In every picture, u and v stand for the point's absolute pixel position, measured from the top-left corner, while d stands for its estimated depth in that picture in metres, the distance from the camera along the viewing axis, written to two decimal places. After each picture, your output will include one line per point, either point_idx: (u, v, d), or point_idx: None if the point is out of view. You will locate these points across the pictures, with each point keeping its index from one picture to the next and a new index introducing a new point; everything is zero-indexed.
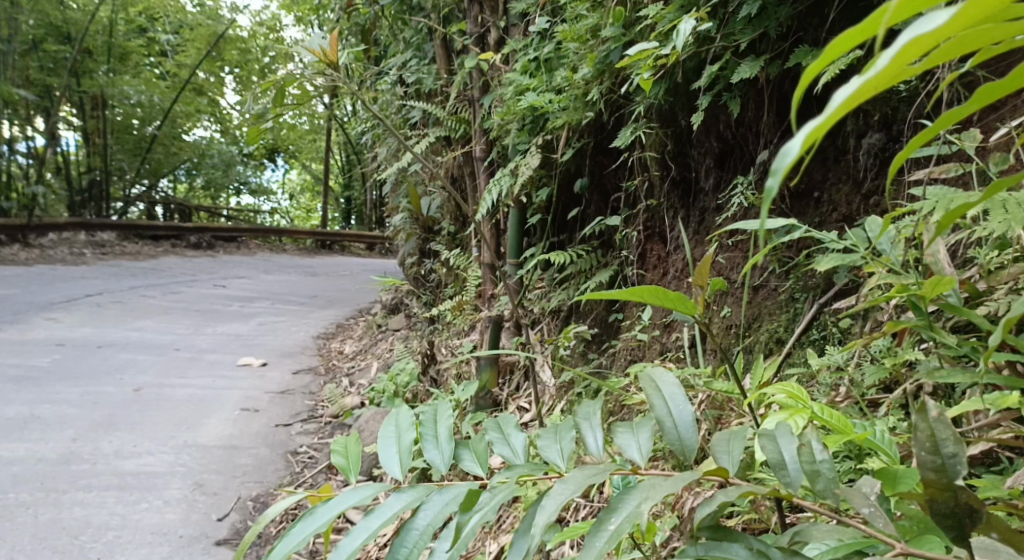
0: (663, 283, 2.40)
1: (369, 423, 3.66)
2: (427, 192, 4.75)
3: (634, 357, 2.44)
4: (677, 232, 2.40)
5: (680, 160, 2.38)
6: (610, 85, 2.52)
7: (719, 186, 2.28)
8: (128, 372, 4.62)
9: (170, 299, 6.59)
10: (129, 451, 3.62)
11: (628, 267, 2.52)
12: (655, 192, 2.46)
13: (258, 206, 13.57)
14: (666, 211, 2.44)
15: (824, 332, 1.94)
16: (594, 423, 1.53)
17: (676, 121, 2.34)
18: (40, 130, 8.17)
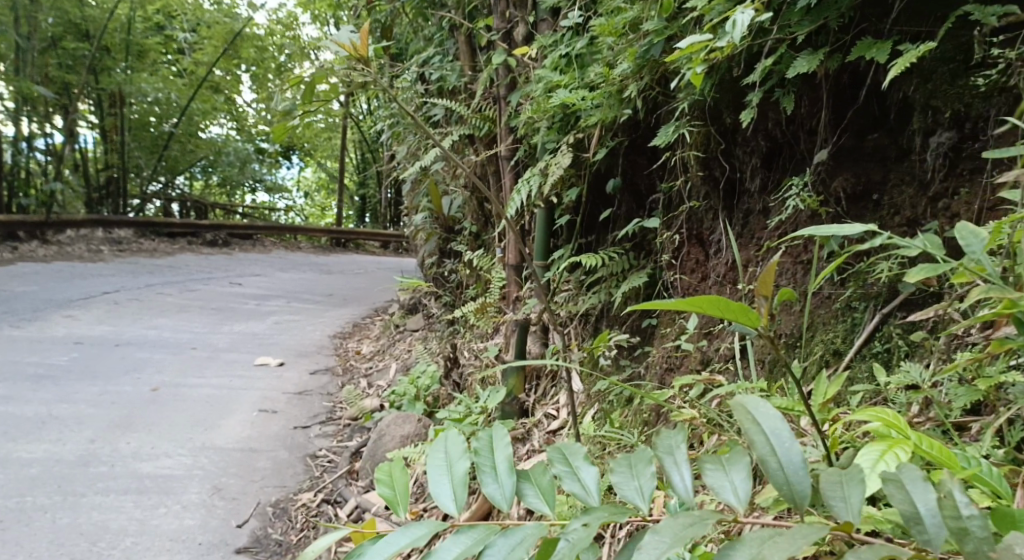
0: (704, 287, 2.31)
1: (391, 426, 3.57)
2: (448, 191, 4.66)
3: (672, 366, 2.35)
4: (718, 235, 2.30)
5: (723, 160, 2.29)
6: (652, 81, 2.41)
7: (766, 187, 2.20)
8: (145, 371, 4.55)
9: (186, 297, 6.53)
10: (146, 453, 3.55)
11: (666, 271, 2.42)
12: (695, 193, 2.36)
13: (272, 204, 13.51)
14: (708, 212, 2.34)
15: (888, 345, 1.89)
16: (678, 460, 1.47)
17: (721, 119, 2.25)
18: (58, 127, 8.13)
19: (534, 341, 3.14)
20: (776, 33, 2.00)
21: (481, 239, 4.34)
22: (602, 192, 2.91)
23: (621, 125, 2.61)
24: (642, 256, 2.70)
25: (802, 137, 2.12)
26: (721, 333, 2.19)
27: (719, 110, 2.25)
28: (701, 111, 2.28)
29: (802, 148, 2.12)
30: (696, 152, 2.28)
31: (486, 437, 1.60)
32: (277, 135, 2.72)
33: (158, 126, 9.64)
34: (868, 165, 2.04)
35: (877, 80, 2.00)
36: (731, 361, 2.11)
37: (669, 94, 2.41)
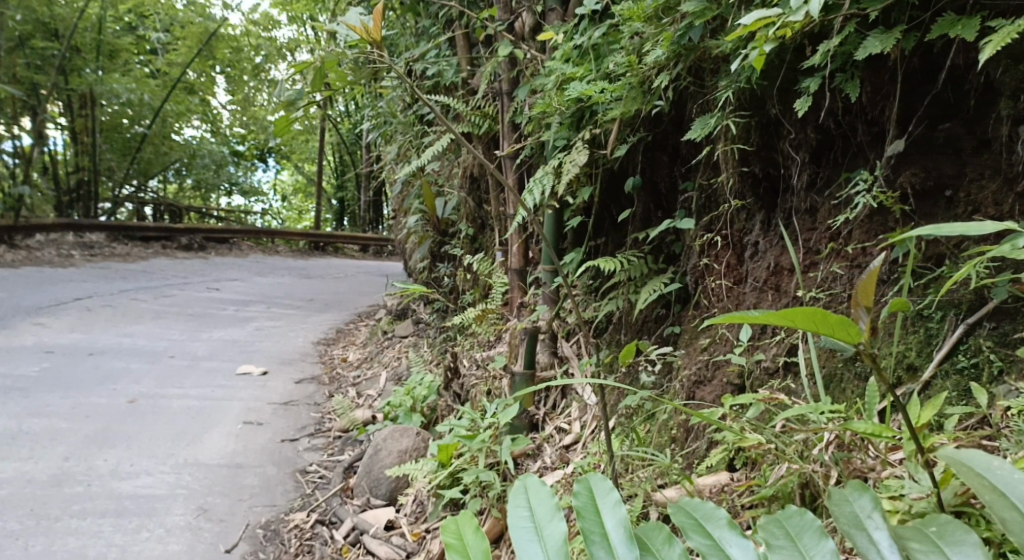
0: (744, 294, 2.15)
1: (388, 440, 3.36)
2: (442, 191, 4.46)
3: (702, 378, 2.16)
4: (755, 237, 2.16)
5: (766, 155, 2.13)
6: (685, 69, 2.25)
7: (815, 184, 2.05)
8: (122, 382, 4.31)
9: (162, 303, 6.28)
10: (126, 471, 3.32)
11: (703, 276, 2.26)
12: (734, 191, 2.20)
13: (248, 207, 13.20)
14: (749, 212, 2.18)
15: (977, 360, 1.77)
16: (874, 539, 1.46)
17: (766, 109, 2.10)
18: (26, 128, 7.87)
19: (543, 351, 2.99)
20: (845, 9, 1.86)
21: (478, 242, 4.15)
22: (617, 192, 2.75)
23: (645, 119, 2.45)
24: (662, 261, 2.54)
25: (860, 128, 1.97)
26: (761, 343, 2.05)
27: (764, 100, 2.10)
28: (743, 101, 2.13)
29: (858, 141, 1.98)
30: (738, 144, 2.12)
31: (589, 498, 1.61)
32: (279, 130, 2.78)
33: (130, 127, 9.32)
34: (942, 159, 1.88)
35: (954, 62, 1.85)
36: (786, 377, 1.97)
37: (703, 84, 2.26)
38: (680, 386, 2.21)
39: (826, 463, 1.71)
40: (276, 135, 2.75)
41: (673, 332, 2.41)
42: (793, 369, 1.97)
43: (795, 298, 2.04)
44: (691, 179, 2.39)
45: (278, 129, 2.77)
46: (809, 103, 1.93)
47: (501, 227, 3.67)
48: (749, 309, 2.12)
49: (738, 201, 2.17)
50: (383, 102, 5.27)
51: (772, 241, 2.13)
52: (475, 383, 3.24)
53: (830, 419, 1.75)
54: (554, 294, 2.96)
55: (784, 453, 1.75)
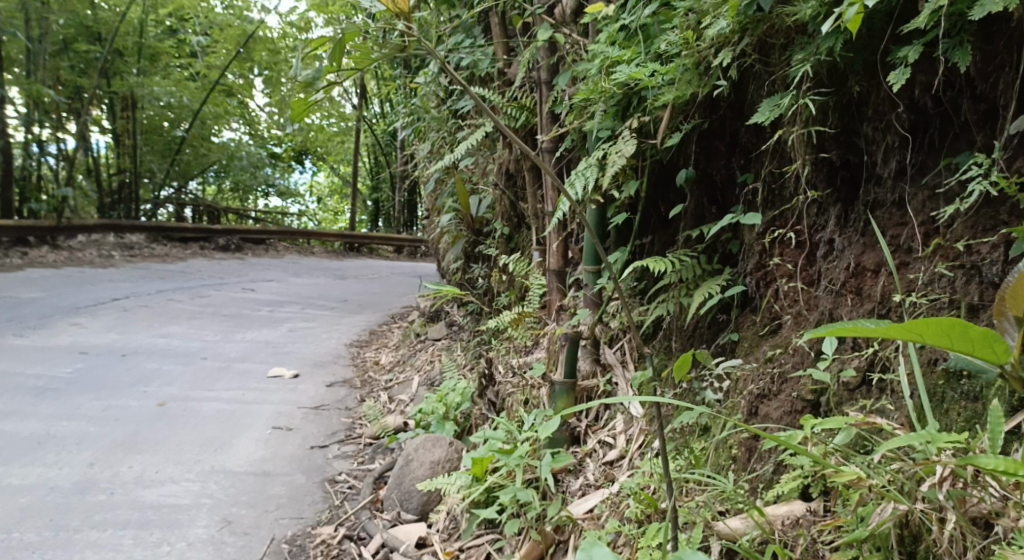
0: (819, 298, 1.92)
1: (419, 451, 3.17)
2: (477, 189, 4.26)
3: (767, 393, 1.93)
4: (829, 234, 1.94)
5: (844, 139, 1.91)
6: (752, 45, 2.03)
7: (906, 172, 1.82)
8: (153, 384, 4.17)
9: (197, 303, 6.16)
10: (149, 479, 3.16)
11: (773, 278, 2.04)
12: (808, 182, 1.97)
13: (285, 208, 13.11)
14: (824, 206, 1.95)
15: None
16: None
17: (848, 87, 1.87)
18: (70, 131, 7.78)
19: (584, 359, 2.79)
20: None
21: (514, 242, 3.94)
22: (667, 186, 2.53)
23: (701, 103, 2.23)
24: (717, 261, 2.32)
25: (964, 105, 1.74)
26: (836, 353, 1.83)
27: (845, 76, 1.88)
28: (821, 78, 1.90)
29: (960, 122, 1.75)
30: (815, 127, 1.89)
31: None
32: (295, 114, 2.53)
33: (169, 130, 9.25)
34: None
35: None
36: (884, 397, 1.73)
37: (769, 61, 2.03)
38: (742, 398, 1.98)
39: (943, 506, 1.48)
40: (294, 120, 2.51)
41: (730, 340, 2.20)
42: (885, 387, 1.74)
43: (882, 301, 1.80)
44: (754, 169, 2.17)
45: (294, 112, 2.51)
46: (908, 75, 1.70)
47: (539, 226, 3.47)
48: (824, 314, 1.89)
49: (812, 193, 1.94)
50: (419, 98, 5.08)
51: (851, 238, 1.89)
52: (512, 392, 3.02)
53: (941, 449, 1.52)
54: (596, 298, 2.77)
55: (883, 489, 1.54)
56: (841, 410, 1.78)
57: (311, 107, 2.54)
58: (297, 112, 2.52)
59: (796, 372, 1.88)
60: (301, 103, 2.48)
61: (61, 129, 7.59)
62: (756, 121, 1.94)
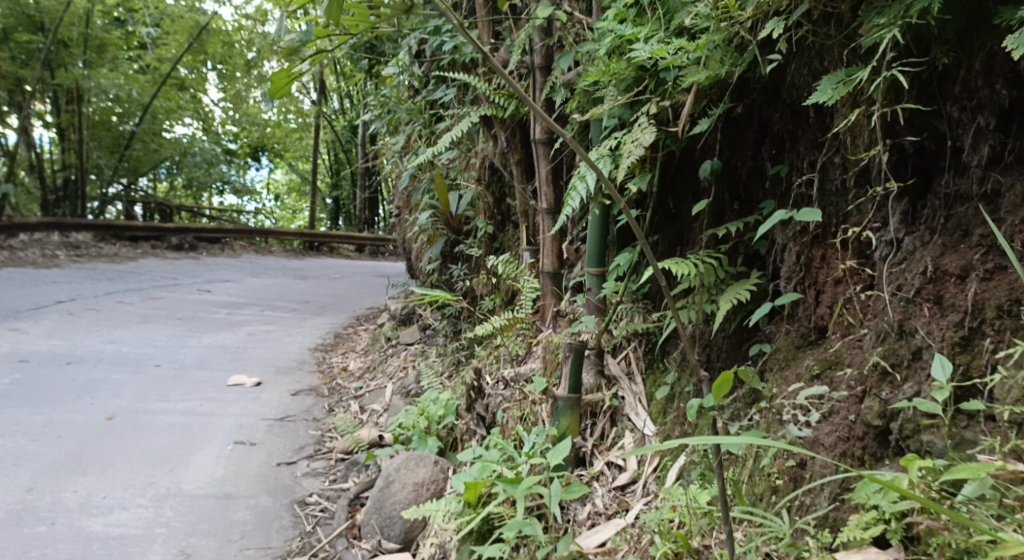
0: (889, 307, 1.69)
1: (400, 471, 2.87)
2: (456, 185, 3.98)
3: (825, 420, 1.69)
4: (892, 232, 1.72)
5: (923, 122, 1.69)
6: (809, 12, 1.79)
7: (999, 159, 1.60)
8: (101, 395, 3.81)
9: (149, 306, 5.77)
10: (96, 506, 2.83)
11: (833, 282, 1.82)
12: (876, 172, 1.74)
13: (241, 206, 12.62)
14: (893, 199, 1.73)
15: None
16: None
17: (932, 59, 1.64)
18: (12, 126, 7.43)
19: (588, 371, 2.54)
20: None
21: (498, 241, 3.68)
22: (681, 180, 2.29)
23: (734, 84, 1.99)
24: (741, 262, 2.09)
25: None
26: (908, 371, 1.62)
27: (930, 45, 1.65)
28: (906, 46, 1.67)
29: None
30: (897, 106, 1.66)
31: None
32: (275, 91, 2.36)
33: (119, 124, 8.77)
34: None
35: None
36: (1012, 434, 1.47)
37: (828, 32, 1.79)
38: (788, 423, 1.74)
39: None
40: (274, 96, 2.33)
41: (761, 352, 1.96)
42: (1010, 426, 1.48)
43: (972, 312, 1.58)
44: (794, 159, 1.95)
45: (275, 88, 2.35)
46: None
47: (529, 225, 3.21)
48: (893, 325, 1.67)
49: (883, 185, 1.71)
50: (390, 88, 4.77)
51: (923, 238, 1.69)
52: (507, 408, 2.75)
53: None
54: (601, 304, 2.52)
55: None
56: (919, 437, 1.56)
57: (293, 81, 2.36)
58: (276, 91, 2.36)
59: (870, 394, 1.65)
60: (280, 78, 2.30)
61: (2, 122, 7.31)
62: (819, 101, 1.69)
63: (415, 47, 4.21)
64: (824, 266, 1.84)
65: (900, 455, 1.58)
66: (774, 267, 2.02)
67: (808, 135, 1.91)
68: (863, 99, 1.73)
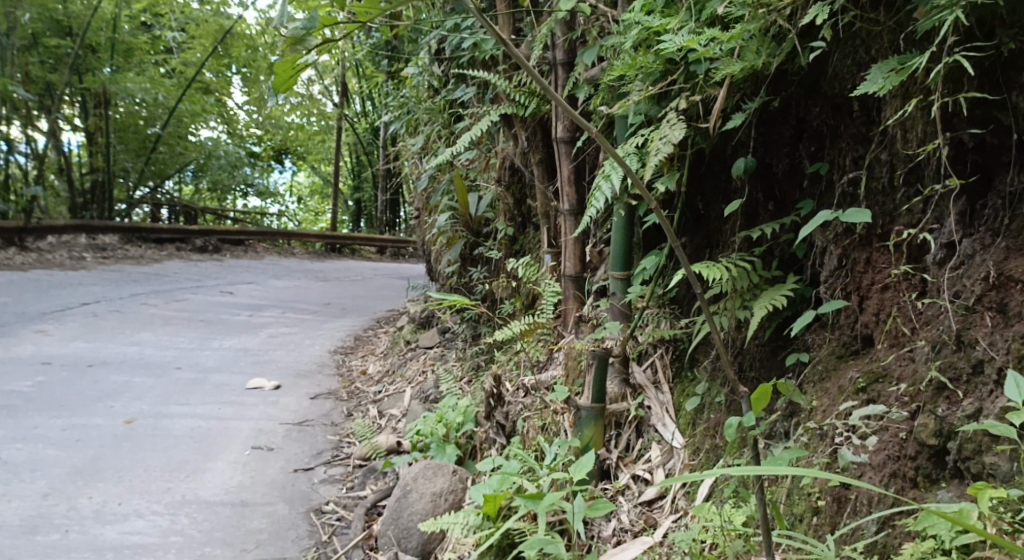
0: (944, 317, 1.57)
1: (418, 481, 2.77)
2: (475, 186, 3.88)
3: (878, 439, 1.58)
4: (947, 235, 1.60)
5: (985, 114, 1.57)
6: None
7: None
8: (120, 399, 3.75)
9: (171, 308, 5.72)
10: (111, 514, 2.75)
11: (881, 289, 1.70)
12: (932, 170, 1.63)
13: (265, 209, 12.58)
14: (949, 199, 1.61)
15: None
16: None
17: (998, 44, 1.53)
18: (41, 130, 7.33)
19: (613, 379, 2.42)
20: None
21: (518, 244, 3.57)
22: (711, 179, 2.18)
23: (771, 77, 1.88)
24: (776, 266, 1.98)
25: None
26: (967, 387, 1.50)
27: (995, 29, 1.53)
28: (969, 30, 1.55)
29: None
30: (959, 97, 1.54)
31: None
32: (280, 83, 2.38)
33: (145, 128, 8.74)
34: None
35: None
36: None
37: (877, 19, 1.68)
38: (839, 444, 1.63)
39: None
40: (278, 89, 2.35)
41: (798, 362, 1.86)
42: None
43: None
44: (833, 157, 1.83)
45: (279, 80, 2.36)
46: None
47: (550, 226, 3.09)
48: (949, 335, 1.55)
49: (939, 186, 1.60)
50: (411, 88, 4.68)
51: (983, 241, 1.56)
52: (527, 416, 2.64)
53: None
54: (626, 309, 2.40)
55: None
56: (981, 459, 1.45)
57: (297, 73, 2.36)
58: (281, 84, 2.39)
59: (925, 409, 1.53)
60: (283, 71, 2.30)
61: (33, 127, 7.27)
62: (869, 91, 1.58)
63: (436, 45, 4.11)
64: (868, 271, 1.73)
65: (958, 477, 1.47)
66: (813, 272, 1.90)
67: (850, 130, 1.79)
68: (917, 91, 1.61)
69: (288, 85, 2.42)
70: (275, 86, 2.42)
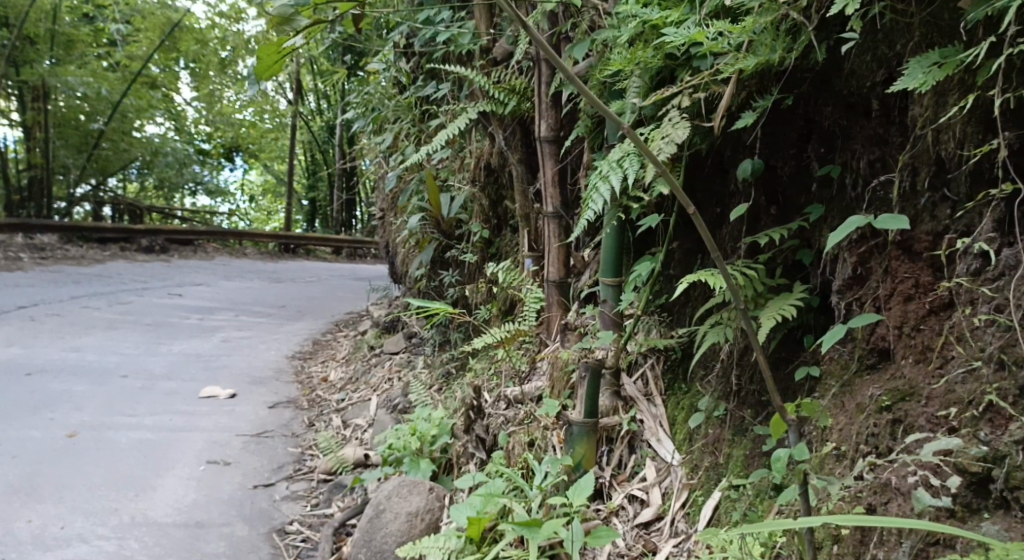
0: (983, 334, 1.47)
1: (392, 500, 2.57)
2: (447, 186, 3.73)
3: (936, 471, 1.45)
4: (983, 242, 1.49)
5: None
6: None
7: None
8: (61, 409, 3.51)
9: (117, 311, 5.46)
10: (51, 538, 2.55)
11: (904, 300, 1.60)
12: (969, 178, 1.53)
13: (214, 208, 12.22)
14: (990, 207, 1.50)
15: None
16: None
17: None
18: None
19: (604, 391, 2.27)
20: None
21: (494, 247, 3.44)
22: (706, 183, 2.05)
23: (782, 73, 1.76)
24: (780, 275, 1.87)
25: None
26: (1014, 411, 1.40)
27: None
28: None
29: None
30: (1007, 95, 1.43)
31: None
32: (264, 70, 2.31)
33: (87, 123, 8.40)
34: None
35: None
36: None
37: (904, 13, 1.58)
38: (898, 476, 1.49)
39: None
40: (261, 74, 2.28)
41: (808, 376, 1.77)
42: None
43: None
44: (844, 159, 1.73)
45: (263, 64, 2.29)
46: None
47: (530, 230, 2.96)
48: (992, 354, 1.45)
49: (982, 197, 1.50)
50: (374, 84, 4.51)
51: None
52: (512, 431, 2.50)
53: None
54: (618, 318, 2.27)
55: None
56: None
57: (281, 59, 2.29)
58: (265, 69, 2.32)
59: (968, 434, 1.44)
60: (267, 54, 2.23)
61: None
62: (909, 87, 1.48)
63: (404, 39, 3.96)
64: (886, 280, 1.62)
65: (1003, 507, 1.39)
66: (821, 280, 1.79)
67: (865, 131, 1.69)
68: (962, 89, 1.51)
69: (273, 72, 2.35)
70: (259, 72, 2.35)
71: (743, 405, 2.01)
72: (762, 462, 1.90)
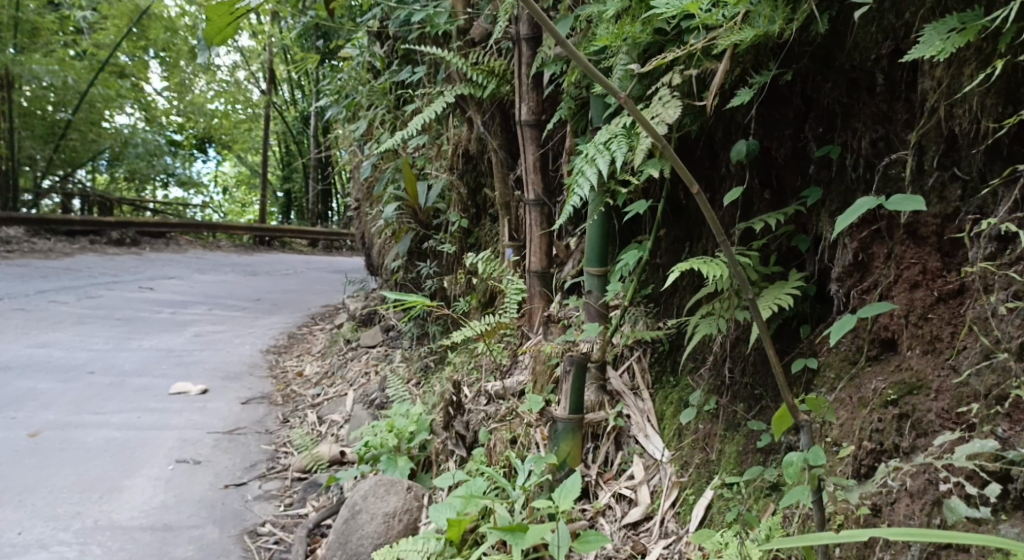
0: (1001, 325, 1.38)
1: (368, 500, 2.45)
2: (424, 174, 3.61)
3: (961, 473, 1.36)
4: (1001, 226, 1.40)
5: None
6: None
7: None
8: (24, 408, 3.37)
9: (85, 305, 5.29)
10: (8, 546, 2.41)
11: (912, 288, 1.51)
12: (986, 155, 1.45)
13: (187, 200, 11.99)
14: (1009, 188, 1.41)
15: None
16: None
17: None
18: None
19: (589, 386, 2.17)
20: None
21: (473, 237, 3.32)
22: (694, 167, 1.95)
23: (780, 47, 1.67)
24: (776, 263, 1.77)
25: None
26: None
27: None
28: None
29: None
30: None
31: None
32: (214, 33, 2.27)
33: (53, 113, 8.18)
34: None
35: None
36: None
37: None
38: (920, 476, 1.40)
39: None
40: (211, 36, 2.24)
41: (804, 368, 1.67)
42: None
43: None
44: (844, 139, 1.64)
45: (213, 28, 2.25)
46: None
47: (511, 219, 2.85)
48: (1011, 345, 1.36)
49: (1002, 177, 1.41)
50: (348, 70, 4.38)
51: None
52: (493, 428, 2.38)
53: None
54: (603, 310, 2.15)
55: None
56: None
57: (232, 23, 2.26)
58: (216, 32, 2.28)
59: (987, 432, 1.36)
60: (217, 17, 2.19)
61: None
62: (924, 55, 1.40)
63: (378, 23, 3.83)
64: (890, 266, 1.54)
65: None
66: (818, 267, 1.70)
67: (867, 109, 1.60)
68: (981, 61, 1.42)
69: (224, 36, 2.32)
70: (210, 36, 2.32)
71: (733, 401, 1.91)
72: (756, 459, 1.81)
